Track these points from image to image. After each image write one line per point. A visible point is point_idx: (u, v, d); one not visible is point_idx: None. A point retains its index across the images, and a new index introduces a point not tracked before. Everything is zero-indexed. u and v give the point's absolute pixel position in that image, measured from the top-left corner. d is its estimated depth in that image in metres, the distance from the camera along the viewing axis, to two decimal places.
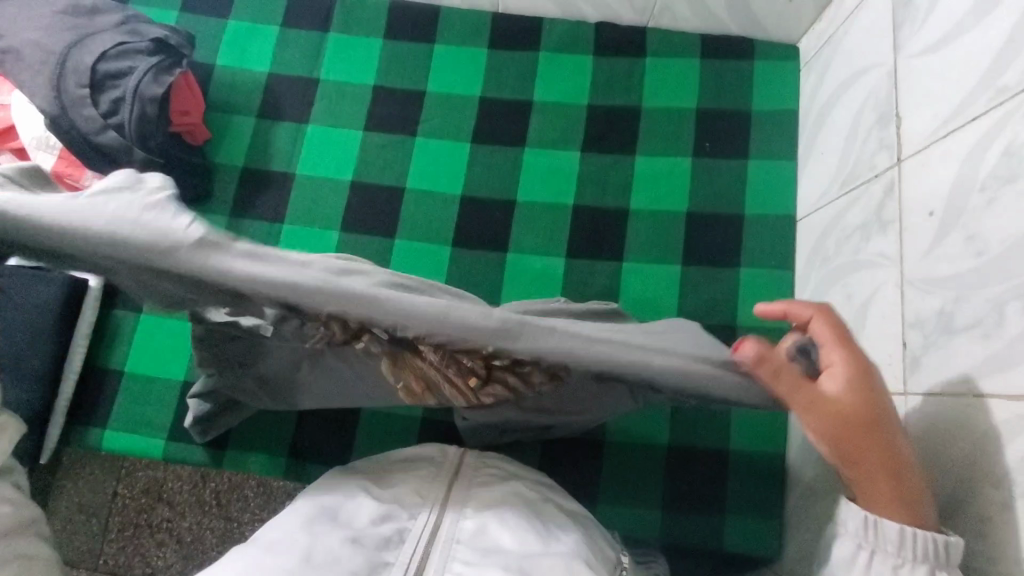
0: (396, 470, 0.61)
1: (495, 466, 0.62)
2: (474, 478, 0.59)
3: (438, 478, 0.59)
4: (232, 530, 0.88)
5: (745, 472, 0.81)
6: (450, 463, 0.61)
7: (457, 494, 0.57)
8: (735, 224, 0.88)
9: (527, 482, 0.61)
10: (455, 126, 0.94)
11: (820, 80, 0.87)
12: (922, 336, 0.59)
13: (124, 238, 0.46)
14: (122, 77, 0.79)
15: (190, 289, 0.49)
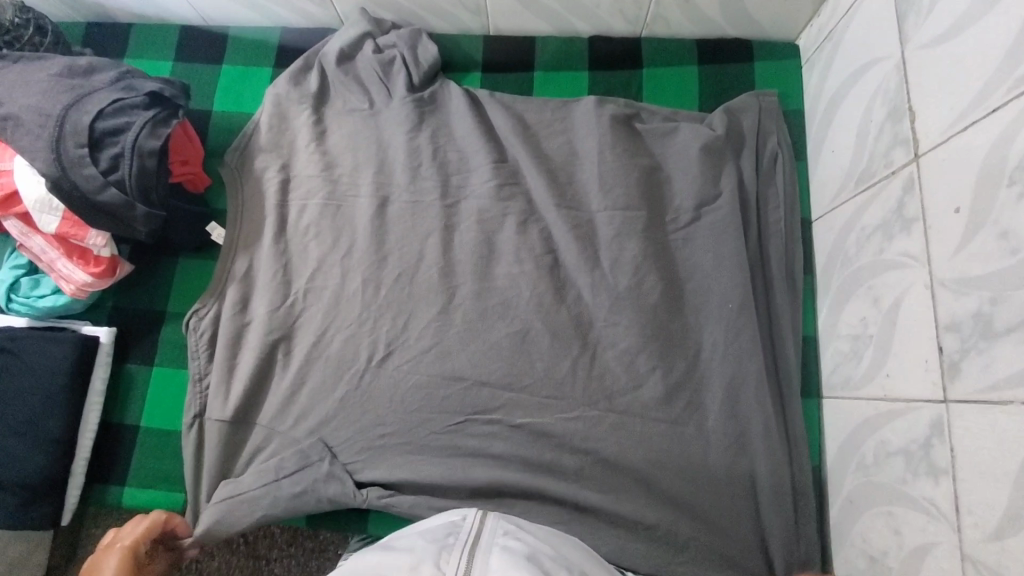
0: (415, 539, 0.55)
1: (519, 531, 0.56)
2: (498, 541, 0.53)
3: (459, 542, 0.53)
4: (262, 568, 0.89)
5: (775, 500, 0.77)
6: (470, 525, 0.56)
7: (478, 563, 0.51)
8: (801, 229, 0.86)
9: (552, 553, 0.55)
10: (453, 149, 0.92)
11: (823, 76, 0.85)
12: (958, 339, 0.56)
13: (371, 449, 0.82)
14: (121, 132, 0.78)
15: (420, 436, 0.82)
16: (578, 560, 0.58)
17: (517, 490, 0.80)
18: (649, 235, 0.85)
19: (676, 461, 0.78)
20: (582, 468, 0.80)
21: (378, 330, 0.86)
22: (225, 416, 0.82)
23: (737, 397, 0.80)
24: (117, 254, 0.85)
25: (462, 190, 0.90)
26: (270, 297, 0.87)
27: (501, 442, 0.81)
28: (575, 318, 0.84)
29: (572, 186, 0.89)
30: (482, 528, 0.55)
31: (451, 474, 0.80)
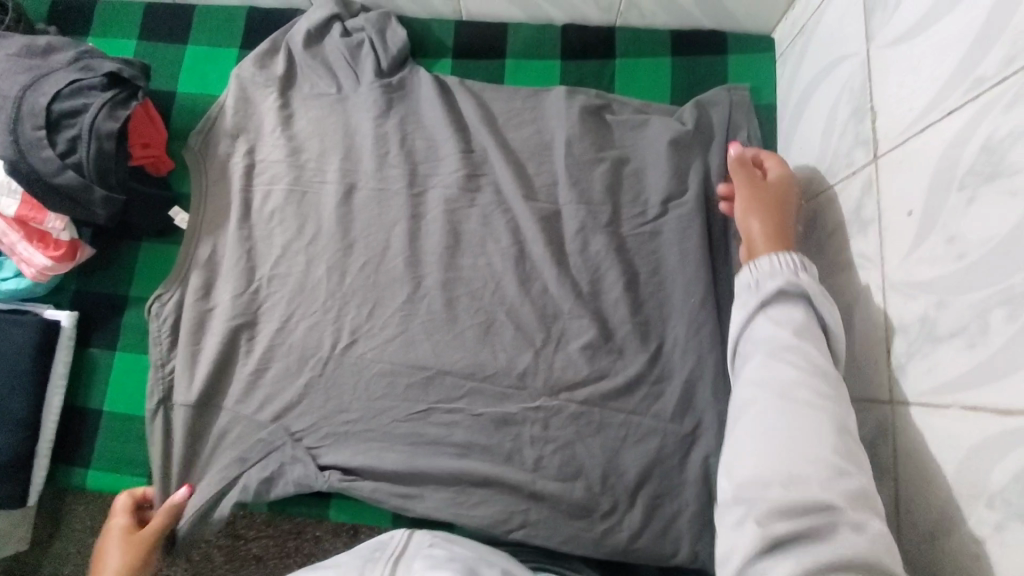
0: (343, 557, 0.56)
1: (446, 546, 0.57)
2: (422, 551, 0.54)
3: (385, 556, 0.54)
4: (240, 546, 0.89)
5: None
6: (399, 541, 0.57)
7: (401, 570, 0.52)
8: None
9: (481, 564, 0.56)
10: (422, 136, 0.91)
11: (795, 71, 0.84)
12: (906, 342, 0.56)
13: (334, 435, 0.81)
14: (78, 114, 0.76)
15: (384, 422, 0.82)
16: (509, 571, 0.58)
17: (477, 478, 0.79)
18: (613, 229, 0.86)
19: (634, 453, 0.80)
20: (544, 458, 0.80)
21: (342, 316, 0.86)
22: (187, 401, 0.82)
23: (697, 390, 0.80)
24: (78, 238, 0.83)
25: (429, 178, 0.90)
26: (234, 282, 0.86)
27: (463, 430, 0.81)
28: (539, 309, 0.84)
29: (539, 178, 0.89)
30: (409, 542, 0.56)
31: (414, 459, 0.80)
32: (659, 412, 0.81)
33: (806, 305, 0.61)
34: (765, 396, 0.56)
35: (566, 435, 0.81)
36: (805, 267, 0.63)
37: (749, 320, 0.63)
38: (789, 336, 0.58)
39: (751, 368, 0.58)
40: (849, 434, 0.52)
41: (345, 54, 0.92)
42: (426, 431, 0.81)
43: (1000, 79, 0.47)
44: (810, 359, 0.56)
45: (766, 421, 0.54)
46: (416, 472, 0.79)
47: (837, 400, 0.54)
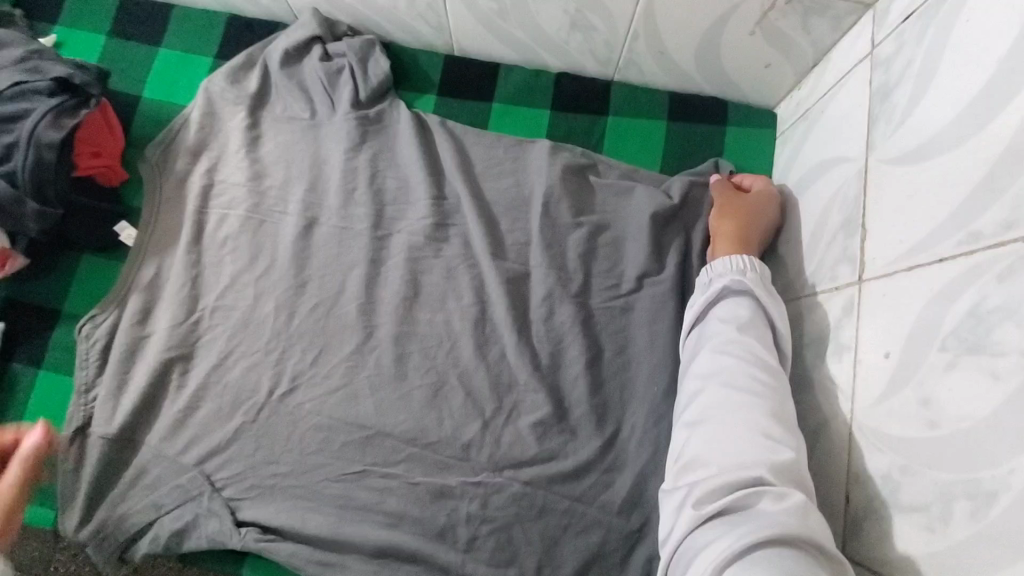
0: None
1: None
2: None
3: None
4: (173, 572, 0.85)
5: None
6: None
7: None
8: None
9: None
10: (393, 176, 0.86)
11: (793, 155, 0.79)
12: (868, 497, 0.52)
13: (257, 492, 0.76)
14: (18, 119, 0.72)
15: (313, 481, 0.77)
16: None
17: (404, 555, 0.74)
18: (582, 300, 0.81)
19: (574, 547, 0.74)
20: (477, 540, 0.74)
21: (284, 359, 0.80)
22: (106, 434, 0.77)
23: (649, 486, 0.75)
24: (10, 247, 0.78)
25: (396, 222, 0.84)
26: (174, 310, 0.81)
27: (395, 499, 0.76)
28: (493, 377, 0.79)
29: (511, 235, 0.83)
30: None
31: (339, 526, 0.74)
32: (605, 505, 0.75)
33: (757, 307, 0.63)
34: (711, 388, 0.58)
35: (504, 519, 0.75)
36: (760, 268, 0.66)
37: (700, 314, 0.66)
38: (734, 333, 0.61)
39: (703, 365, 0.60)
40: (782, 411, 0.55)
41: (323, 80, 0.86)
42: (356, 495, 0.76)
43: (998, 241, 0.42)
44: (751, 350, 0.59)
45: (714, 410, 0.56)
46: (340, 541, 0.74)
47: (772, 375, 0.57)
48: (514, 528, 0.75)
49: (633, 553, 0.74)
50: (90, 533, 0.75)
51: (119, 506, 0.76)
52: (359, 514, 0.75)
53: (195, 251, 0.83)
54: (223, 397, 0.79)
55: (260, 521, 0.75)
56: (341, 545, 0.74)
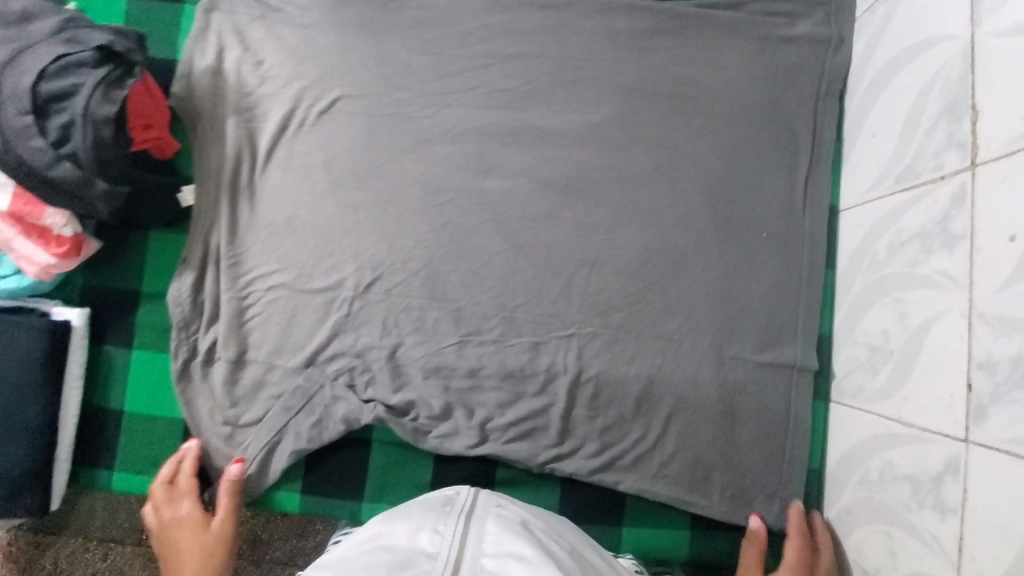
0: (413, 509, 0.63)
1: (506, 504, 0.65)
2: (492, 507, 0.62)
3: (456, 510, 0.61)
4: None
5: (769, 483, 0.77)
6: (469, 496, 0.64)
7: (476, 522, 0.59)
8: (823, 216, 0.80)
9: (536, 527, 0.62)
10: (453, 116, 0.83)
11: (874, 43, 0.75)
12: (990, 381, 0.52)
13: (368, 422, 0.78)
14: (67, 97, 0.69)
15: (429, 411, 0.79)
16: (563, 535, 0.64)
17: (522, 453, 0.78)
18: (662, 219, 0.80)
19: (673, 448, 0.78)
20: (583, 453, 0.78)
21: (372, 310, 0.81)
22: (223, 400, 0.79)
23: (739, 398, 0.78)
24: (82, 232, 0.77)
25: (462, 163, 0.82)
26: (261, 276, 0.81)
27: (512, 416, 0.79)
28: (579, 307, 0.80)
29: (580, 161, 0.82)
30: (479, 499, 0.64)
31: (455, 444, 0.78)
32: (704, 405, 0.77)
33: None
34: None
35: (608, 433, 0.79)
36: None
37: None
38: None
39: None
40: None
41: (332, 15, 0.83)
42: (466, 421, 0.79)
43: None
44: None
45: None
46: (466, 450, 0.78)
47: None
48: (616, 438, 0.79)
49: (730, 446, 0.78)
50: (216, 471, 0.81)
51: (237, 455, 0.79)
52: (475, 440, 0.78)
53: (264, 212, 0.82)
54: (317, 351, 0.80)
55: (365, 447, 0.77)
56: (472, 453, 0.78)
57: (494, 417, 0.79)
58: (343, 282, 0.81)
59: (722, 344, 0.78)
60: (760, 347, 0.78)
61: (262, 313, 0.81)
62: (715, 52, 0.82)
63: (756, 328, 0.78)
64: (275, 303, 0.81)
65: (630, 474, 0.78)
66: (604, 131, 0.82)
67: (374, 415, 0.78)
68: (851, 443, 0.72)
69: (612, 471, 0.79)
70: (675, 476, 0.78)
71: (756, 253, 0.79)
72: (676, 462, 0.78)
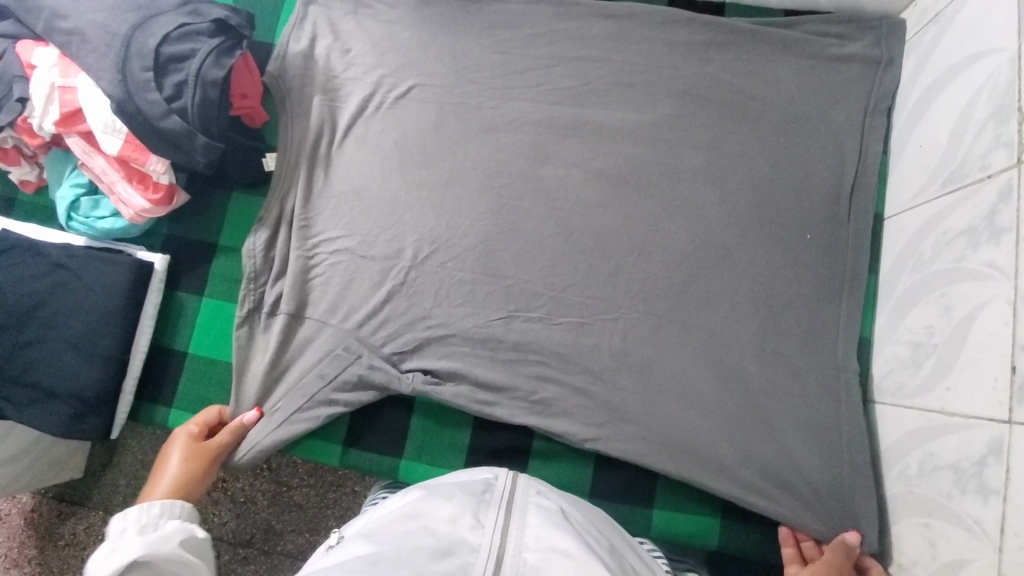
0: (452, 490, 0.64)
1: (545, 491, 0.65)
2: (531, 497, 0.62)
3: (495, 499, 0.62)
4: (323, 515, 1.01)
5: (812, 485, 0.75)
6: (506, 483, 0.64)
7: (516, 515, 0.60)
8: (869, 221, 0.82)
9: (574, 516, 0.63)
10: (519, 105, 0.89)
11: (924, 59, 0.79)
12: None
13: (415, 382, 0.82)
14: (184, 60, 0.77)
15: (473, 377, 0.82)
16: (600, 529, 0.64)
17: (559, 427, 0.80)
18: (713, 212, 0.83)
19: (712, 435, 0.77)
20: (620, 437, 0.78)
21: (425, 278, 0.85)
22: (282, 349, 0.85)
23: (780, 390, 0.78)
24: (175, 182, 0.85)
25: (519, 151, 0.87)
26: (326, 239, 0.87)
27: (551, 390, 0.81)
28: (626, 289, 0.82)
29: (636, 153, 0.85)
30: (517, 485, 0.64)
31: (496, 410, 0.81)
32: (745, 396, 0.77)
33: None
34: None
35: (646, 416, 0.78)
36: None
37: None
38: None
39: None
40: None
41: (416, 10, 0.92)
42: (507, 390, 0.81)
43: None
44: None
45: None
46: (506, 418, 0.81)
47: None
48: (655, 425, 0.78)
49: (773, 442, 0.76)
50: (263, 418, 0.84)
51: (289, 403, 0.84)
52: (515, 409, 0.81)
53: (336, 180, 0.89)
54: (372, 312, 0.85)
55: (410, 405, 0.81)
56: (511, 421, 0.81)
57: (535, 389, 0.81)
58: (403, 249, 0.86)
59: (764, 337, 0.79)
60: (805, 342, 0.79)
61: (325, 273, 0.86)
62: (769, 63, 0.87)
63: (801, 324, 0.79)
64: (338, 264, 0.86)
65: (669, 462, 0.77)
66: (660, 126, 0.86)
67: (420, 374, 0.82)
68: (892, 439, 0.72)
69: (650, 458, 0.77)
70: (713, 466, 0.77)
71: (802, 251, 0.81)
72: (715, 453, 0.76)
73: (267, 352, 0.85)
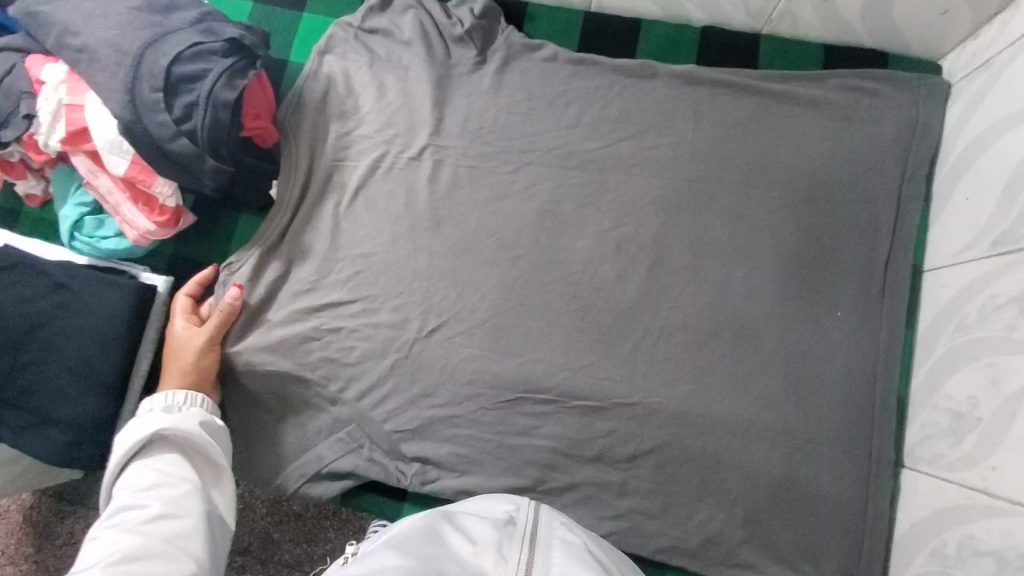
0: (473, 523, 0.61)
1: (570, 526, 0.62)
2: (557, 531, 0.59)
3: (518, 533, 0.58)
4: (320, 527, 0.91)
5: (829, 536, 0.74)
6: (528, 515, 0.61)
7: (541, 550, 0.56)
8: (904, 273, 0.78)
9: (600, 553, 0.59)
10: (542, 137, 0.86)
11: (971, 109, 0.76)
12: None
13: (428, 419, 0.81)
14: (196, 80, 0.74)
15: (490, 416, 0.80)
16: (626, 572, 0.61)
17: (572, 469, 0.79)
18: (738, 260, 0.80)
19: (725, 485, 0.75)
20: (633, 481, 0.77)
21: (432, 354, 0.82)
22: (292, 379, 0.83)
23: (807, 468, 0.74)
24: (182, 205, 0.82)
25: (532, 221, 0.84)
26: (332, 306, 0.84)
27: (567, 432, 0.79)
28: (645, 333, 0.79)
29: (661, 190, 0.83)
30: (539, 517, 0.61)
31: (510, 451, 0.80)
32: (765, 448, 0.75)
33: None
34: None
35: (662, 462, 0.77)
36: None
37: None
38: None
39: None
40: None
41: (439, 35, 0.89)
42: (523, 432, 0.80)
43: None
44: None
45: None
46: (518, 458, 0.79)
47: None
48: (671, 471, 0.76)
49: (791, 498, 0.74)
50: (273, 447, 0.84)
51: (300, 433, 0.84)
52: (529, 447, 0.79)
53: (351, 207, 0.86)
54: (380, 346, 0.82)
55: (424, 442, 0.82)
56: (523, 459, 0.79)
57: (549, 431, 0.79)
58: (417, 282, 0.83)
59: (794, 407, 0.76)
60: (829, 399, 0.76)
61: (336, 304, 0.84)
62: (805, 102, 0.83)
63: (836, 410, 0.76)
64: (349, 295, 0.84)
65: (682, 509, 0.76)
66: (687, 165, 0.83)
67: (433, 410, 0.81)
68: (929, 513, 0.68)
69: (663, 503, 0.77)
70: (729, 518, 0.75)
71: (824, 302, 0.78)
72: (732, 503, 0.75)
73: (269, 394, 0.85)
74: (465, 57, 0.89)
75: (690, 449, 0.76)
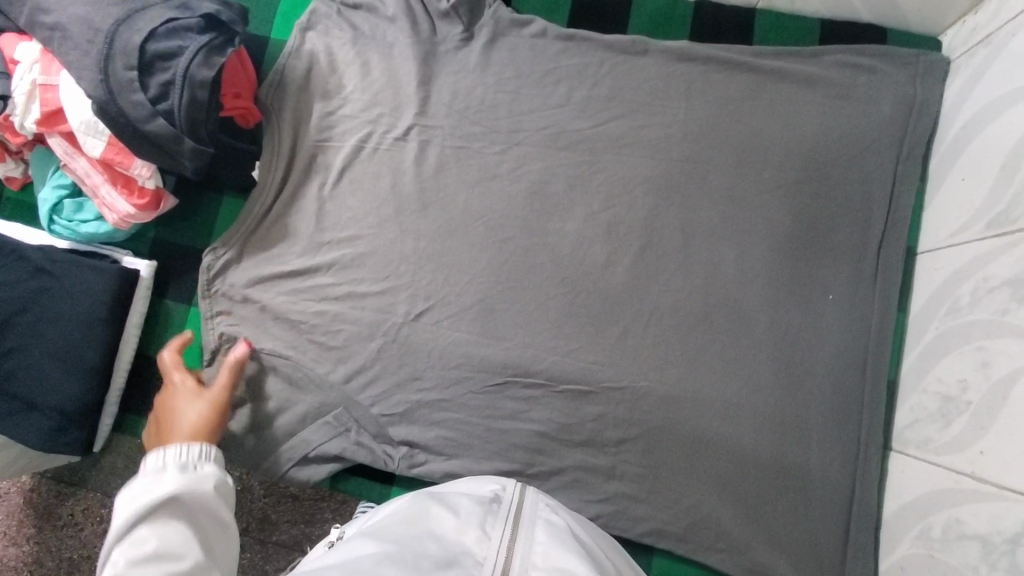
0: (457, 500, 0.60)
1: (554, 508, 0.62)
2: (541, 511, 0.59)
3: (502, 511, 0.58)
4: (316, 506, 0.90)
5: (815, 518, 0.74)
6: (513, 496, 0.61)
7: (524, 531, 0.56)
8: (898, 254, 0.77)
9: (583, 536, 0.59)
10: (530, 116, 0.84)
11: (970, 86, 0.73)
12: None
13: (415, 403, 0.81)
14: (172, 58, 0.72)
15: (477, 400, 0.80)
16: (609, 555, 0.61)
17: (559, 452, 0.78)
18: (729, 241, 0.78)
19: (714, 468, 0.75)
20: (620, 464, 0.77)
21: (419, 337, 0.81)
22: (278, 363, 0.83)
23: (795, 451, 0.74)
24: (162, 187, 0.81)
25: (520, 202, 0.82)
26: (317, 290, 0.83)
27: (555, 415, 0.78)
28: (634, 316, 0.78)
29: (652, 170, 0.81)
30: (524, 499, 0.61)
31: (498, 434, 0.79)
32: (754, 432, 0.75)
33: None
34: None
35: (649, 446, 0.76)
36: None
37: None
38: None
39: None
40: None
41: (424, 10, 0.87)
42: (510, 415, 0.79)
43: None
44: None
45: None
46: (505, 441, 0.79)
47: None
48: (659, 454, 0.76)
49: (778, 481, 0.74)
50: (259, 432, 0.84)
51: (286, 418, 0.83)
52: (517, 431, 0.79)
53: (336, 189, 0.85)
54: (367, 329, 0.81)
55: (411, 426, 0.81)
56: (510, 442, 0.79)
57: (536, 415, 0.79)
58: (403, 265, 0.82)
59: (783, 391, 0.75)
60: (818, 382, 0.75)
61: (322, 287, 0.83)
62: (800, 79, 0.81)
63: (826, 394, 0.75)
64: (335, 278, 0.83)
65: (670, 492, 0.76)
66: (679, 144, 0.81)
67: (420, 394, 0.81)
68: (916, 496, 0.68)
69: (651, 486, 0.77)
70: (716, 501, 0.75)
71: (816, 285, 0.77)
72: (720, 486, 0.75)
73: (255, 379, 0.84)
74: (451, 32, 0.86)
75: (678, 433, 0.75)
